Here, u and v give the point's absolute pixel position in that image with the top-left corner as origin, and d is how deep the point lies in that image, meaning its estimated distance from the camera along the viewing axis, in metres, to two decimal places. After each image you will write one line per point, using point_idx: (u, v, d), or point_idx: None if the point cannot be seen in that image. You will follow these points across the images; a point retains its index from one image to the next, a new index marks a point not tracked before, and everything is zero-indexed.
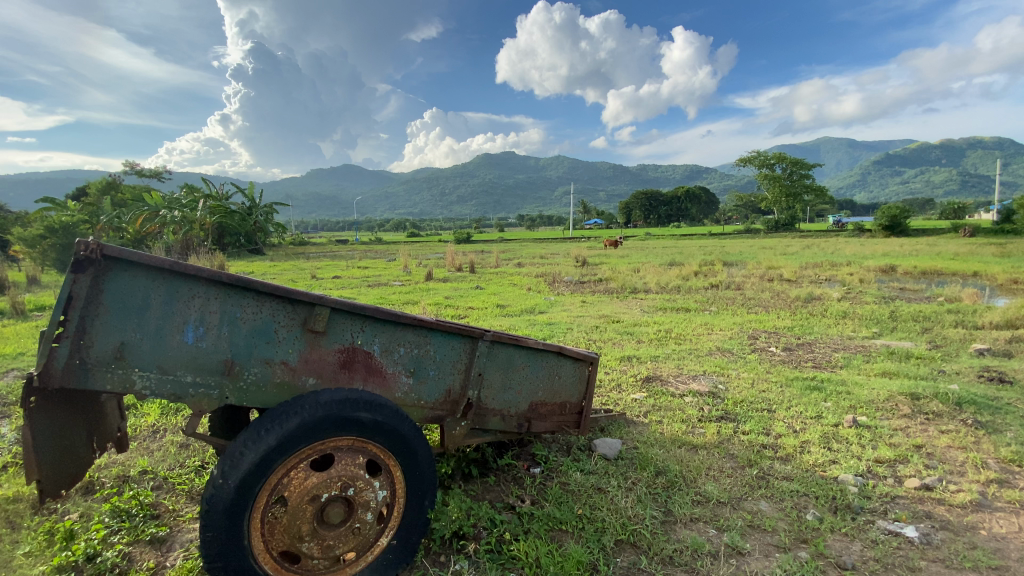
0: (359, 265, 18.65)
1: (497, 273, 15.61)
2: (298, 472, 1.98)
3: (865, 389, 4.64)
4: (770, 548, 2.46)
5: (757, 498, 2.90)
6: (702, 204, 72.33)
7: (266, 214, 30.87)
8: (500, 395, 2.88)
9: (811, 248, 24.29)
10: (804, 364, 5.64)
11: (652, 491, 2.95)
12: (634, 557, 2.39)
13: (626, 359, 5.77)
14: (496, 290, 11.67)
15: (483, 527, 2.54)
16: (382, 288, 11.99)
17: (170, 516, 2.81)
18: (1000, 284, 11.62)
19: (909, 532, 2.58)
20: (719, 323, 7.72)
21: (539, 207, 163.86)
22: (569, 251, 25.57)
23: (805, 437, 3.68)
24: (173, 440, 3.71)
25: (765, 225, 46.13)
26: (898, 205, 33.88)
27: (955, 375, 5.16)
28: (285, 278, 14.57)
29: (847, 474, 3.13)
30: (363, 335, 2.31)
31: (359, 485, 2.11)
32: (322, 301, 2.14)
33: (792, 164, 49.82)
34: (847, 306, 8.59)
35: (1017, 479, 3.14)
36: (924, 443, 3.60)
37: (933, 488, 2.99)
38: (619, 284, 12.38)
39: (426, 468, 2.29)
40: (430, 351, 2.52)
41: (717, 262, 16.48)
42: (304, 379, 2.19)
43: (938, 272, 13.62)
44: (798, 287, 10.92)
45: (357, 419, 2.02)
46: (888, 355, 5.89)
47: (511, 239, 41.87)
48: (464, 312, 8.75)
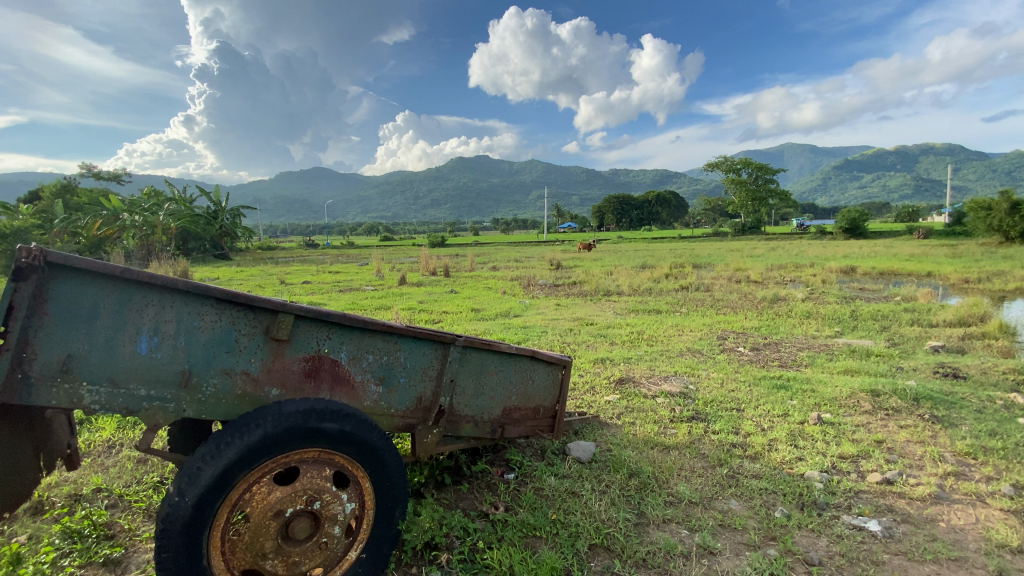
0: (329, 270, 18.29)
1: (471, 276, 15.51)
2: (260, 486, 1.90)
3: (829, 387, 4.79)
4: (740, 547, 2.49)
5: (727, 497, 2.94)
6: (672, 208, 73.63)
7: (233, 218, 30.06)
8: (473, 401, 2.85)
9: (776, 250, 25.02)
10: (771, 363, 5.78)
11: (626, 492, 2.97)
12: (608, 561, 2.39)
13: (599, 361, 5.83)
14: (471, 294, 11.61)
15: (455, 536, 2.51)
16: (354, 293, 11.76)
17: (126, 536, 2.67)
18: (952, 284, 12.19)
19: (872, 527, 2.66)
20: (690, 324, 7.87)
21: (514, 210, 164.32)
22: (544, 255, 25.82)
23: (772, 435, 3.76)
24: (130, 455, 3.53)
25: (733, 228, 47.50)
26: (856, 209, 35.39)
27: (912, 371, 5.37)
28: (253, 283, 14.20)
29: (812, 471, 3.21)
30: (330, 343, 2.24)
31: (326, 499, 2.03)
32: (286, 308, 2.06)
33: (757, 169, 51.38)
34: (810, 306, 8.87)
35: (972, 471, 3.28)
36: (885, 438, 3.74)
37: (894, 482, 3.10)
38: (592, 287, 12.49)
39: (397, 479, 2.23)
40: (400, 357, 2.46)
41: (688, 265, 16.87)
42: (267, 390, 2.11)
43: (895, 272, 14.21)
44: (764, 289, 11.25)
45: (323, 430, 1.96)
46: (849, 353, 6.10)
47: (487, 242, 41.93)
48: (439, 316, 8.69)
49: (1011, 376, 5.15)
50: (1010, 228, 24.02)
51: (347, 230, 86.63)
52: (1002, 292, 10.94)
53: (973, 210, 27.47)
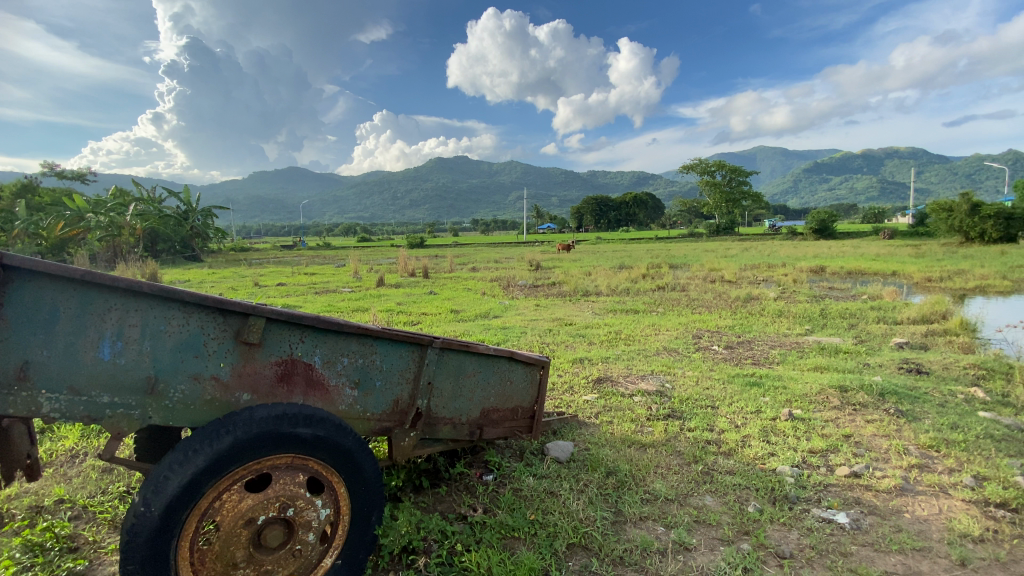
0: (305, 271, 17.99)
1: (451, 278, 15.42)
2: (230, 494, 1.85)
3: (800, 384, 4.92)
4: (714, 542, 2.54)
5: (702, 493, 3.00)
6: (649, 209, 74.55)
7: (204, 219, 29.35)
8: (451, 403, 2.83)
9: (749, 250, 25.60)
10: (744, 361, 5.90)
11: (603, 491, 2.99)
12: (586, 560, 2.40)
13: (578, 361, 5.87)
14: (450, 295, 11.53)
15: (433, 540, 2.49)
16: (330, 295, 11.58)
17: (90, 548, 2.58)
18: (916, 283, 12.64)
19: (840, 519, 2.73)
20: (666, 323, 7.97)
21: (494, 211, 164.12)
22: (522, 255, 25.89)
23: (745, 432, 3.84)
24: (94, 465, 3.41)
25: (708, 229, 48.42)
26: (825, 211, 36.45)
27: (878, 367, 5.56)
28: (225, 285, 13.85)
29: (784, 466, 3.29)
30: (303, 346, 2.19)
31: (300, 505, 1.99)
32: (256, 311, 2.01)
33: (731, 171, 52.48)
34: (782, 305, 9.11)
35: (935, 463, 3.41)
36: (852, 432, 3.85)
37: (861, 475, 3.20)
38: (571, 288, 12.57)
39: (373, 483, 2.20)
40: (376, 360, 2.43)
41: (665, 265, 17.13)
42: (238, 395, 2.06)
43: (862, 272, 14.67)
44: (738, 288, 11.50)
45: (296, 435, 1.92)
46: (819, 350, 6.28)
47: (467, 243, 41.78)
48: (417, 318, 8.61)
49: (970, 370, 5.38)
50: (969, 228, 25.09)
51: (324, 231, 85.16)
52: (962, 291, 11.42)
53: (935, 211, 28.53)
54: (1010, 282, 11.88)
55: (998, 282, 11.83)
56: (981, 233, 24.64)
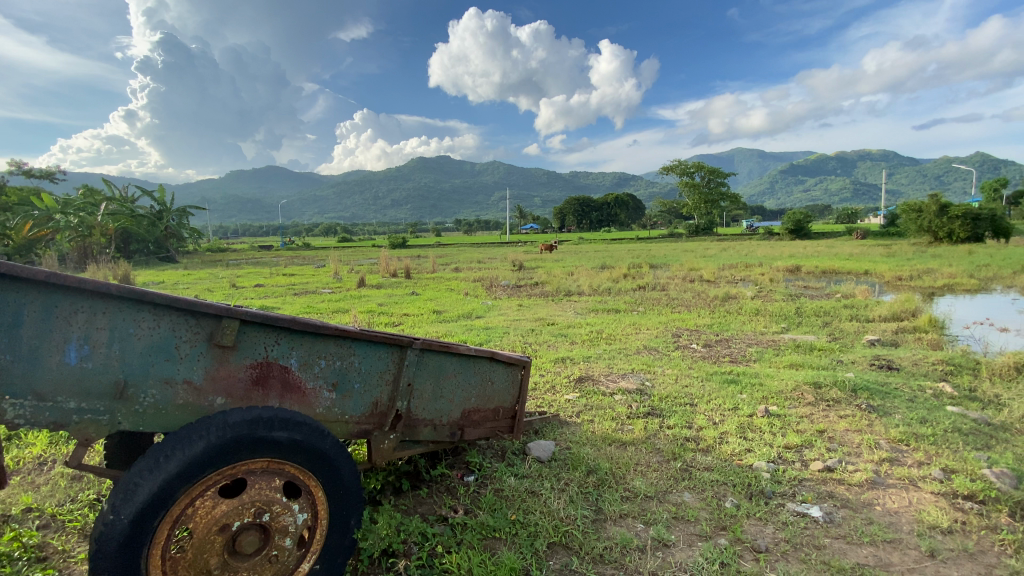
0: (284, 272, 17.72)
1: (433, 278, 15.34)
2: (203, 500, 1.81)
3: (776, 380, 5.02)
4: (693, 538, 2.58)
5: (681, 490, 3.04)
6: (631, 209, 75.25)
7: (179, 219, 28.72)
8: (431, 404, 2.81)
9: (728, 250, 26.08)
10: (722, 359, 6.01)
11: (583, 490, 3.01)
12: (567, 558, 2.42)
13: (560, 360, 5.90)
14: (433, 296, 11.49)
15: (413, 542, 2.48)
16: (310, 297, 11.43)
17: (60, 558, 2.49)
18: (887, 281, 13.03)
19: (814, 512, 2.80)
20: (646, 322, 8.07)
21: (477, 212, 163.87)
22: (505, 256, 25.90)
23: (723, 428, 3.91)
24: (63, 472, 3.29)
25: (688, 229, 49.16)
26: (800, 211, 37.32)
27: (851, 364, 5.71)
28: (200, 287, 13.54)
29: (760, 461, 3.36)
30: (279, 348, 2.16)
31: (276, 510, 1.95)
32: (230, 313, 1.97)
33: (710, 172, 53.36)
34: (759, 303, 9.30)
35: (904, 456, 3.51)
36: (826, 428, 3.95)
37: (834, 470, 3.28)
38: (553, 288, 12.63)
39: (351, 486, 2.18)
40: (355, 362, 2.41)
41: (646, 265, 17.34)
42: (212, 399, 2.02)
43: (836, 271, 15.05)
44: (716, 287, 11.69)
45: (271, 439, 1.88)
46: (794, 347, 6.42)
47: (450, 243, 41.67)
48: (398, 319, 8.55)
49: (939, 366, 5.56)
50: (938, 228, 25.96)
51: (304, 231, 83.97)
52: (931, 289, 11.80)
53: (905, 212, 29.46)
54: (975, 281, 12.33)
55: (965, 281, 12.26)
56: (949, 232, 25.54)
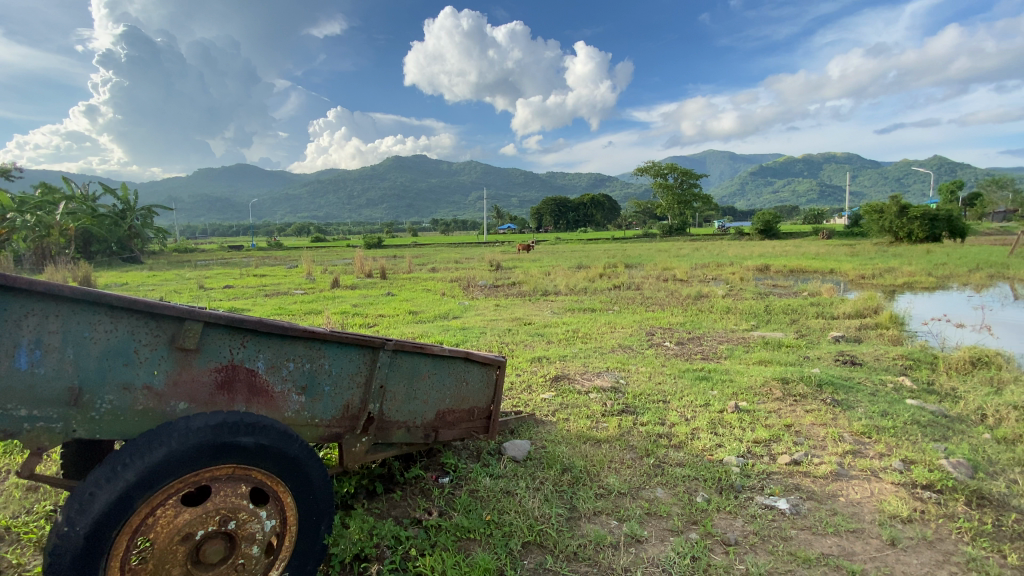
0: (254, 273, 17.28)
1: (409, 279, 15.19)
2: (165, 509, 1.75)
3: (745, 376, 5.15)
4: (665, 533, 2.61)
5: (654, 486, 3.08)
6: (607, 210, 76.00)
7: (144, 219, 27.77)
8: (405, 406, 2.78)
9: (700, 250, 26.60)
10: (694, 357, 6.12)
11: (558, 489, 3.02)
12: (541, 557, 2.42)
13: (536, 360, 5.91)
14: (408, 296, 11.36)
15: (386, 546, 2.44)
16: (281, 298, 11.15)
17: (15, 572, 2.38)
18: (851, 280, 13.47)
19: (781, 505, 2.87)
20: (621, 321, 8.16)
21: (454, 212, 163.04)
22: (482, 256, 25.86)
23: (695, 424, 3.98)
24: (17, 483, 3.13)
25: (662, 230, 49.95)
26: (770, 212, 38.27)
27: (817, 360, 5.89)
28: (166, 288, 13.09)
29: (730, 456, 3.43)
30: (245, 351, 2.10)
31: (242, 517, 1.89)
32: (193, 315, 1.91)
33: (683, 174, 54.31)
34: (730, 302, 9.51)
35: (866, 448, 3.64)
36: (793, 422, 4.07)
37: (800, 463, 3.38)
38: (530, 287, 12.66)
39: (322, 491, 2.14)
40: (325, 365, 2.36)
41: (621, 265, 17.54)
42: (174, 404, 1.95)
43: (803, 270, 15.50)
44: (689, 286, 11.90)
45: (236, 445, 1.83)
46: (763, 344, 6.59)
47: (428, 243, 41.56)
48: (373, 319, 8.46)
49: (899, 361, 5.78)
50: (898, 229, 26.95)
51: (276, 230, 82.09)
52: (892, 287, 12.27)
53: (868, 212, 30.52)
54: (933, 279, 12.87)
55: (923, 279, 12.78)
56: (909, 232, 26.57)
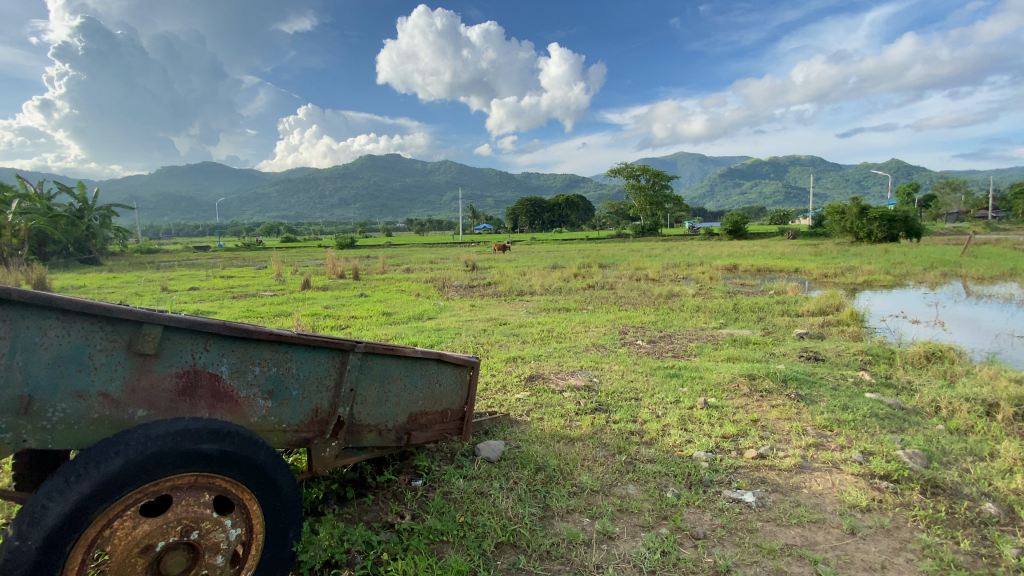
0: (221, 274, 16.79)
1: (383, 279, 15.01)
2: (123, 520, 1.68)
3: (714, 373, 5.28)
4: (636, 529, 2.66)
5: (625, 483, 3.13)
6: (581, 211, 76.73)
7: (103, 218, 26.75)
8: (376, 409, 2.75)
9: (672, 250, 27.10)
10: (665, 354, 6.24)
11: (532, 488, 3.03)
12: (514, 557, 2.43)
13: (510, 360, 5.92)
14: (382, 297, 11.23)
15: (357, 551, 2.41)
16: (249, 300, 10.85)
17: None
18: (815, 279, 13.92)
19: (747, 498, 2.95)
20: (595, 320, 8.25)
21: (429, 212, 161.90)
22: (457, 256, 25.77)
23: (665, 421, 4.06)
24: None
25: (635, 230, 50.70)
26: (737, 213, 39.26)
27: (782, 356, 6.09)
28: (128, 290, 12.61)
29: (699, 452, 3.51)
30: (208, 355, 2.04)
31: (206, 527, 1.84)
32: (152, 319, 1.84)
33: (654, 176, 55.24)
34: (700, 301, 9.72)
35: (828, 441, 3.78)
36: (759, 417, 4.19)
37: (766, 456, 3.48)
38: (505, 288, 12.67)
39: (290, 498, 2.09)
40: (292, 368, 2.31)
41: (595, 265, 17.76)
42: (132, 412, 1.88)
43: (769, 269, 15.97)
44: (660, 285, 12.13)
45: (200, 452, 1.77)
46: (731, 342, 6.77)
47: (401, 243, 41.13)
48: (346, 321, 8.33)
49: (858, 356, 6.02)
50: (859, 229, 27.98)
51: (244, 231, 79.94)
52: (852, 285, 12.74)
53: (830, 213, 31.61)
54: (891, 278, 13.40)
55: (882, 277, 13.34)
56: (869, 233, 27.63)
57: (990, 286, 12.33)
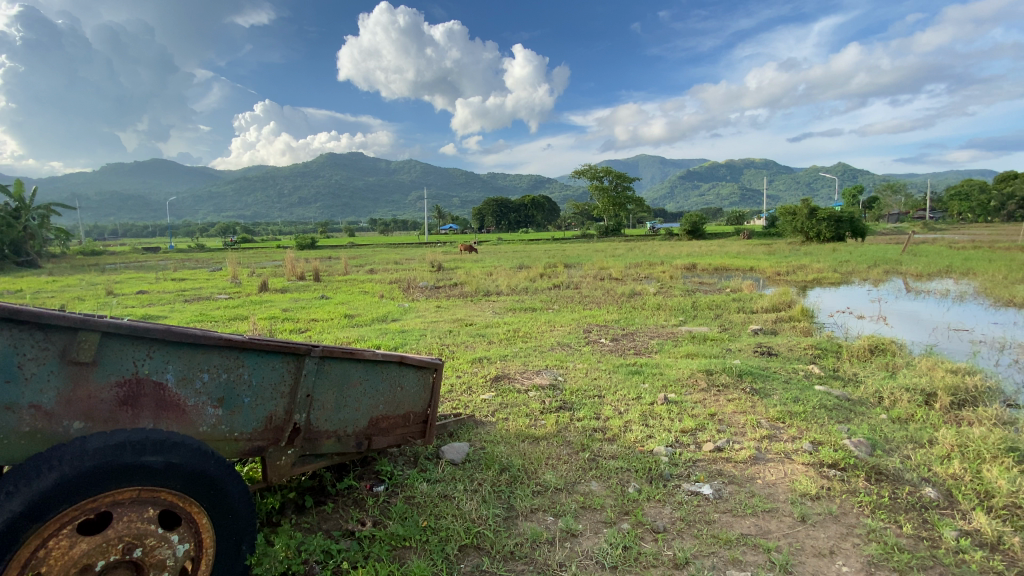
0: (173, 277, 16.03)
1: (345, 280, 14.68)
2: (58, 540, 1.58)
3: (674, 369, 5.42)
4: (599, 525, 2.69)
5: (588, 480, 3.16)
6: (546, 211, 77.37)
7: (41, 217, 25.13)
8: (335, 415, 2.68)
9: (634, 250, 27.66)
10: (627, 352, 6.36)
11: (496, 489, 3.03)
12: (478, 560, 2.42)
13: (476, 360, 5.90)
14: (344, 299, 11.00)
15: (315, 562, 2.35)
16: (202, 303, 10.40)
17: None
18: (768, 277, 14.50)
19: (705, 490, 3.04)
20: (560, 319, 8.33)
21: (393, 212, 159.39)
22: (422, 256, 25.55)
23: (627, 417, 4.14)
24: None
25: (598, 231, 51.53)
26: (696, 214, 40.45)
27: (738, 351, 6.32)
28: (69, 295, 11.87)
29: (660, 446, 3.59)
30: (151, 362, 1.93)
31: (150, 543, 1.74)
32: (88, 325, 1.73)
33: (617, 177, 56.23)
34: (661, 299, 9.97)
35: (780, 432, 3.94)
36: (717, 411, 4.32)
37: (723, 449, 3.59)
38: (471, 288, 12.61)
39: (242, 509, 2.01)
40: (244, 374, 2.22)
41: (560, 265, 17.96)
42: (67, 424, 1.77)
43: (726, 267, 16.55)
44: (623, 284, 12.38)
45: (142, 465, 1.68)
46: (690, 338, 6.96)
47: (364, 243, 40.38)
48: (305, 324, 8.10)
49: (809, 350, 6.31)
50: (808, 229, 29.29)
51: (197, 230, 76.57)
52: (803, 283, 13.34)
53: (783, 213, 32.96)
54: (838, 275, 14.11)
55: (830, 275, 14.03)
56: (817, 233, 28.99)
57: (927, 283, 13.14)
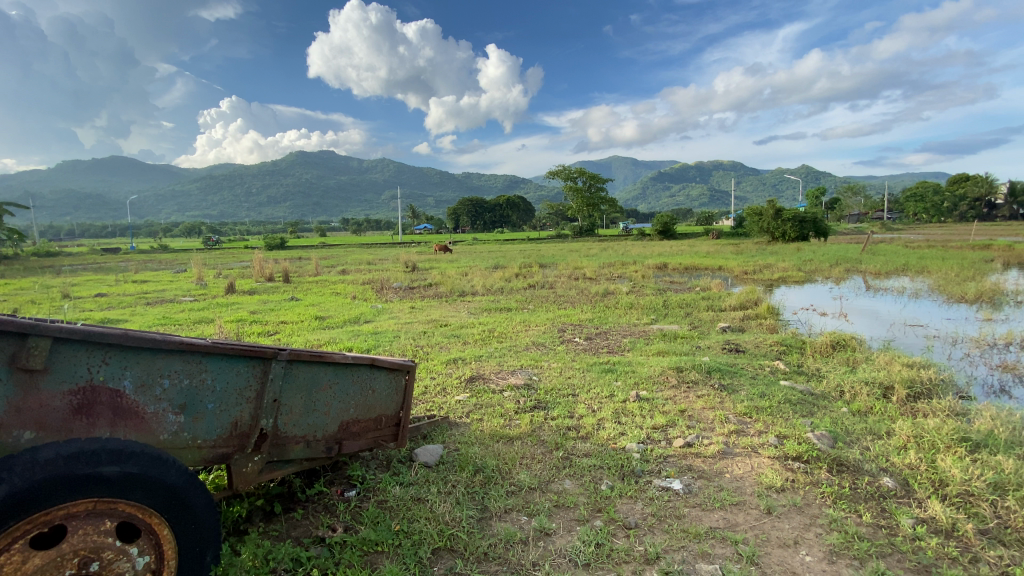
0: (134, 279, 15.42)
1: (317, 281, 14.41)
2: (8, 555, 1.50)
3: (645, 367, 5.51)
4: (572, 523, 2.72)
5: (562, 478, 3.19)
6: (520, 212, 77.57)
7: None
8: (304, 419, 2.63)
9: (608, 250, 27.99)
10: (601, 350, 6.43)
11: (469, 491, 3.02)
12: (451, 562, 2.40)
13: (450, 361, 5.86)
14: (315, 300, 10.79)
15: (284, 570, 2.30)
16: (165, 306, 10.04)
17: None
18: (737, 276, 14.85)
19: (675, 485, 3.11)
20: (534, 319, 8.36)
21: (365, 212, 157.15)
22: (396, 256, 25.29)
23: (600, 415, 4.19)
24: None
25: (572, 231, 51.97)
26: (667, 214, 41.20)
27: (707, 348, 6.47)
28: (21, 298, 11.28)
29: (632, 443, 3.65)
30: (107, 369, 1.86)
31: (108, 557, 1.66)
32: (38, 331, 1.66)
33: (590, 178, 56.80)
34: (633, 298, 10.12)
35: (748, 427, 4.04)
36: (687, 407, 4.41)
37: (693, 445, 3.67)
38: (446, 288, 12.54)
39: (205, 519, 1.94)
40: (207, 380, 2.16)
41: (535, 264, 18.03)
42: (17, 434, 1.69)
43: (697, 267, 16.91)
44: (596, 284, 12.52)
45: (98, 476, 1.62)
46: (662, 336, 7.09)
47: (336, 243, 39.75)
48: (275, 326, 7.91)
49: (774, 347, 6.51)
50: (774, 229, 30.17)
51: (160, 230, 73.94)
52: (769, 282, 13.74)
53: (750, 214, 33.84)
54: (802, 274, 14.58)
55: (794, 274, 14.49)
56: (782, 233, 29.90)
57: (885, 281, 13.69)
